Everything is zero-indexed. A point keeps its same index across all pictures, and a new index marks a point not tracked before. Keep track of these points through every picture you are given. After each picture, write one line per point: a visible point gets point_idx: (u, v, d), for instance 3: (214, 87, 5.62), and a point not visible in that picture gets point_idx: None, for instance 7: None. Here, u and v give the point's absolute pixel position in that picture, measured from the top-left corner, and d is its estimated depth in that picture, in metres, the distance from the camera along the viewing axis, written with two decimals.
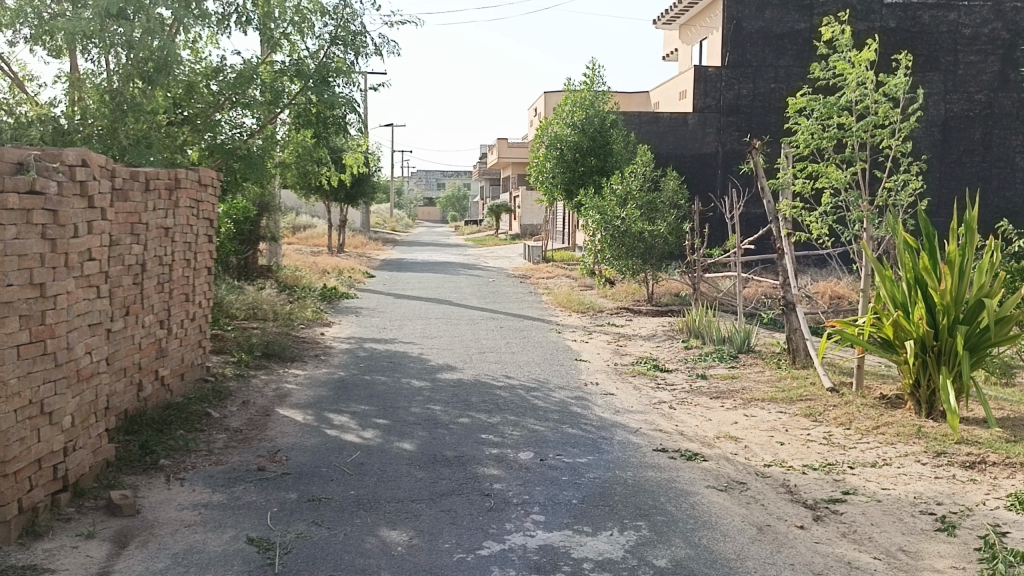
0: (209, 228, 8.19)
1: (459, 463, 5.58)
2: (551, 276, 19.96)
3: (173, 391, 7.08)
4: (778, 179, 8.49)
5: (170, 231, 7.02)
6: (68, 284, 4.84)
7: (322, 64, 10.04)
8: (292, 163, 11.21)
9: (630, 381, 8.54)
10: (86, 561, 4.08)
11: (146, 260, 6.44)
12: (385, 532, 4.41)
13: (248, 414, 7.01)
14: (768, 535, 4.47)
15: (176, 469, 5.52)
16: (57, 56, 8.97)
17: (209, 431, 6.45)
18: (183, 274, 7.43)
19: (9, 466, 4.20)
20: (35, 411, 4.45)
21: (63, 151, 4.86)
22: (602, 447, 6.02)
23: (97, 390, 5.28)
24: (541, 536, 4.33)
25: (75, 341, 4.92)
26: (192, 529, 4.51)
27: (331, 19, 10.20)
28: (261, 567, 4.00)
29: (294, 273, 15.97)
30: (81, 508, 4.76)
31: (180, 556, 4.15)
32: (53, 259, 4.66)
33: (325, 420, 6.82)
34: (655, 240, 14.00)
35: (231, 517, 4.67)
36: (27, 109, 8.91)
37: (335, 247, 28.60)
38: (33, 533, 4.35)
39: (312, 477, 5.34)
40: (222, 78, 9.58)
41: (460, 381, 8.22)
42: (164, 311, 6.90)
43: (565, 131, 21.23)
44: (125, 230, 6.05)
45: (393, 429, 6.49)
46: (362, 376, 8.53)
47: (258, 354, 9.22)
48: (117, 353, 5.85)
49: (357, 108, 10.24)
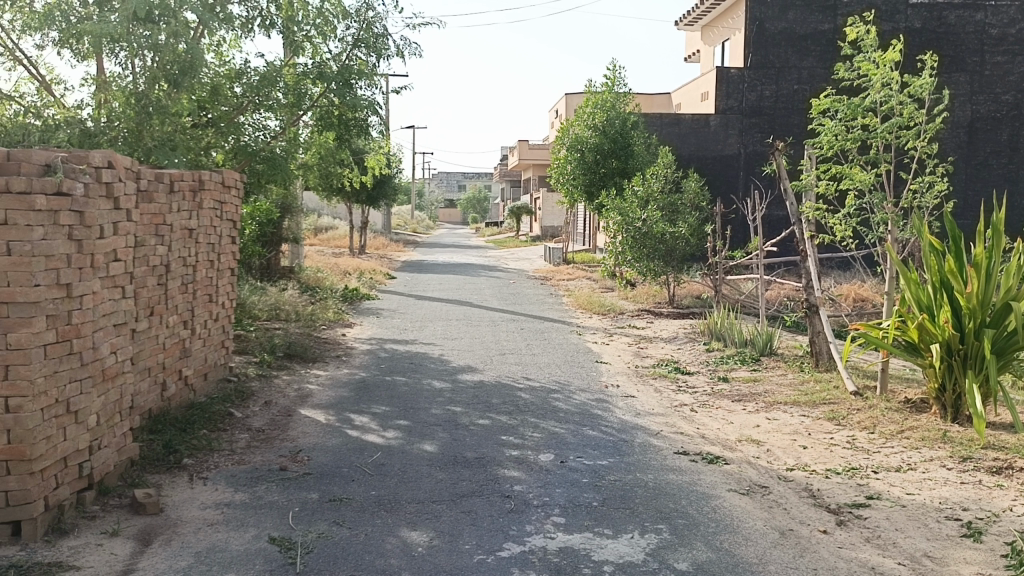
0: (233, 229, 8.26)
1: (479, 465, 5.58)
2: (572, 277, 19.93)
3: (197, 390, 7.14)
4: (801, 181, 8.42)
5: (194, 232, 7.09)
6: (94, 284, 4.89)
7: (345, 66, 10.11)
8: (314, 165, 11.29)
9: (650, 383, 8.50)
10: (111, 558, 4.12)
11: (170, 260, 6.50)
12: (406, 533, 4.42)
13: (270, 414, 7.05)
14: (790, 539, 4.43)
15: (199, 468, 5.56)
16: (84, 59, 9.09)
17: (232, 430, 6.49)
18: (207, 274, 7.50)
19: (36, 464, 4.26)
20: (61, 410, 4.51)
21: (89, 153, 4.90)
22: (623, 449, 6.00)
23: (122, 389, 5.33)
24: (562, 538, 4.33)
25: (100, 340, 4.98)
26: (215, 528, 4.54)
27: (353, 22, 10.28)
28: (282, 566, 4.02)
29: (315, 275, 16.06)
30: (106, 505, 4.81)
31: (203, 555, 4.18)
32: (79, 259, 4.71)
33: (346, 421, 6.85)
34: (677, 242, 13.94)
35: (253, 517, 4.70)
36: (55, 112, 9.03)
37: (357, 248, 28.74)
38: (58, 531, 4.41)
39: (333, 477, 5.37)
40: (246, 80, 9.65)
41: (481, 383, 8.22)
42: (188, 311, 6.97)
43: (585, 133, 21.07)
44: (150, 230, 6.11)
45: (413, 430, 6.51)
46: (383, 377, 8.56)
47: (280, 354, 9.28)
48: (141, 353, 5.91)
49: (379, 110, 10.31)
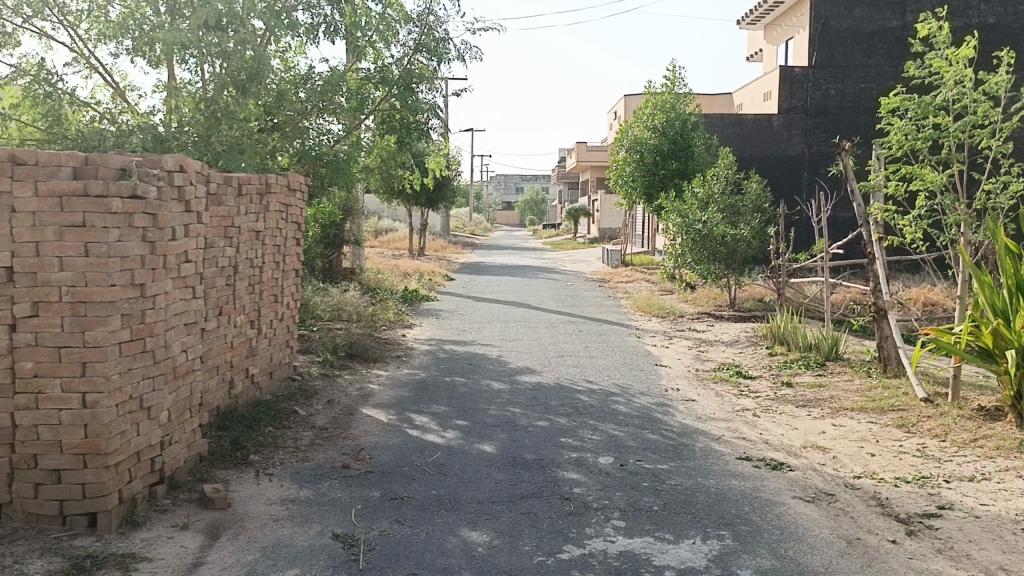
0: (298, 232, 8.43)
1: (539, 466, 5.58)
2: (630, 280, 19.80)
3: (263, 388, 7.32)
4: (869, 181, 8.22)
5: (260, 234, 7.26)
6: (166, 285, 5.05)
7: (406, 70, 10.23)
8: (376, 168, 11.44)
9: (711, 387, 8.39)
10: (181, 551, 4.25)
11: (238, 262, 6.67)
12: (466, 532, 4.45)
13: (333, 413, 7.17)
14: (857, 549, 4.32)
15: (264, 465, 5.70)
16: (156, 66, 9.39)
17: (296, 428, 6.63)
18: (273, 275, 7.68)
19: (110, 458, 4.41)
20: (134, 406, 4.67)
21: (162, 157, 5.05)
22: (684, 454, 5.94)
23: (192, 387, 5.49)
24: (622, 542, 4.30)
25: (171, 339, 5.13)
26: (280, 523, 4.64)
27: (415, 27, 10.39)
28: (345, 563, 4.08)
29: (376, 277, 16.28)
30: (176, 499, 4.96)
31: (269, 550, 4.27)
32: (152, 260, 4.86)
33: (406, 421, 6.92)
34: (738, 244, 13.73)
35: (317, 513, 4.79)
36: (129, 118, 9.35)
37: (416, 250, 29.06)
38: (131, 523, 4.56)
39: (394, 476, 5.43)
40: (310, 85, 9.83)
41: (539, 385, 8.23)
42: (254, 311, 7.14)
43: (645, 135, 20.90)
44: (219, 233, 6.28)
45: (473, 431, 6.55)
46: (443, 378, 8.63)
47: (342, 354, 9.43)
48: (210, 352, 6.07)
49: (440, 113, 10.41)
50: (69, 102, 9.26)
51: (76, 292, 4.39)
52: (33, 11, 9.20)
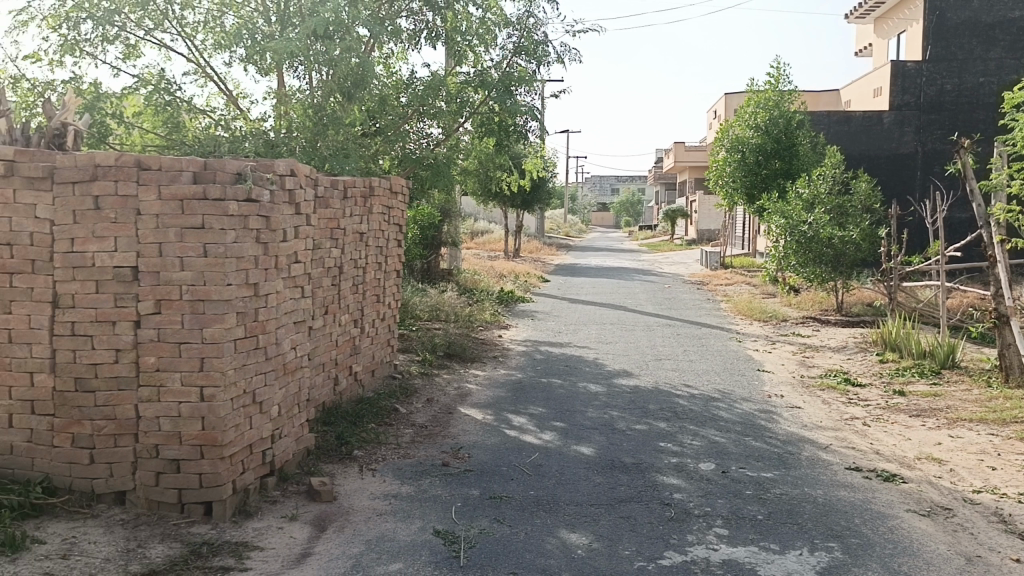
0: (399, 233, 8.62)
1: (638, 471, 5.53)
2: (730, 282, 19.37)
3: (365, 386, 7.51)
4: (990, 181, 7.78)
5: (364, 236, 7.45)
6: (277, 284, 5.25)
7: (505, 73, 10.31)
8: (475, 170, 11.57)
9: (817, 394, 8.12)
10: (290, 541, 4.41)
11: (343, 262, 6.87)
12: (565, 534, 4.45)
13: (432, 411, 7.30)
14: (977, 567, 4.11)
15: (368, 460, 5.85)
16: (266, 74, 9.78)
17: (397, 425, 6.78)
18: (375, 276, 7.87)
19: (226, 450, 4.62)
20: (248, 400, 4.87)
21: (274, 162, 5.25)
22: (789, 462, 5.77)
23: (300, 383, 5.69)
24: (725, 550, 4.22)
25: (282, 336, 5.33)
26: (383, 518, 4.76)
27: (514, 30, 10.45)
28: (446, 559, 4.15)
29: (473, 278, 16.47)
30: (285, 491, 5.15)
31: (373, 543, 4.38)
32: (265, 261, 5.06)
33: (504, 421, 6.98)
34: (846, 246, 13.24)
35: (419, 509, 4.89)
36: (241, 124, 9.76)
37: (513, 251, 29.28)
38: (244, 513, 4.76)
39: (493, 476, 5.48)
40: (412, 90, 10.05)
41: (638, 388, 8.14)
42: (358, 311, 7.34)
43: (747, 134, 20.40)
44: (326, 234, 6.48)
45: (570, 432, 6.54)
46: (540, 379, 8.65)
47: (441, 353, 9.58)
48: (317, 349, 6.28)
49: (538, 116, 10.43)
50: (187, 110, 9.75)
51: (195, 290, 4.61)
52: (155, 24, 9.72)
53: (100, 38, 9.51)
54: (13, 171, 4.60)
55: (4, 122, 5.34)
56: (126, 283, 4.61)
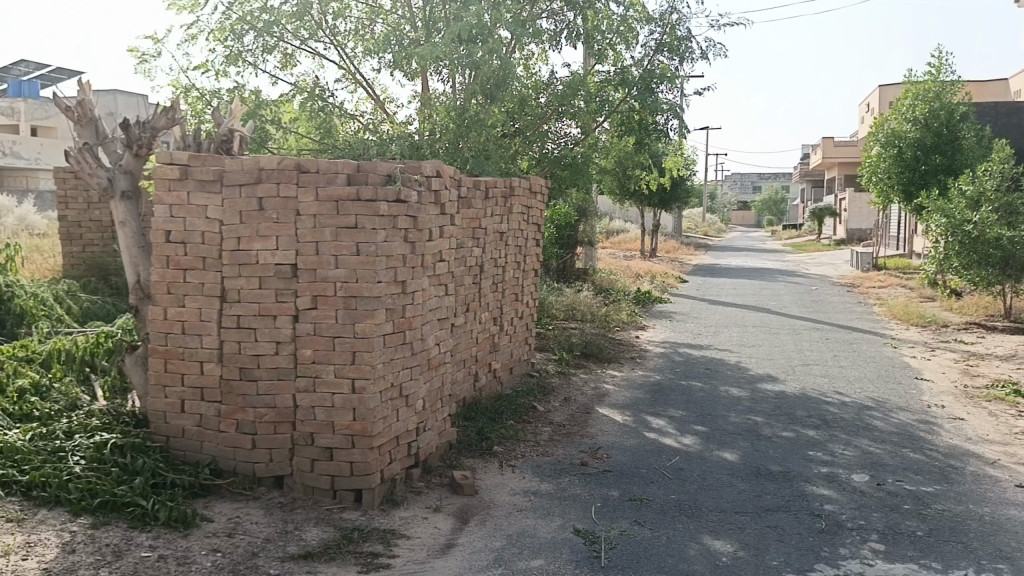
0: (538, 233, 8.70)
1: (784, 479, 5.35)
2: (883, 285, 18.38)
3: (504, 383, 7.63)
4: None
5: (504, 235, 7.57)
6: (423, 282, 5.42)
7: (647, 71, 10.22)
8: (614, 169, 11.53)
9: (983, 406, 7.58)
10: (435, 531, 4.54)
11: (484, 261, 7.00)
12: (709, 540, 4.37)
13: (570, 410, 7.32)
14: None
15: (507, 456, 5.94)
16: (412, 78, 10.11)
17: (536, 423, 6.85)
18: (514, 275, 7.98)
19: (374, 440, 4.81)
20: (395, 393, 5.06)
21: (421, 163, 5.42)
22: (951, 477, 5.42)
23: (443, 378, 5.85)
24: (881, 567, 4.01)
25: (427, 332, 5.50)
26: (524, 514, 4.82)
27: (657, 26, 10.32)
28: (587, 559, 4.16)
29: (610, 278, 16.41)
30: (429, 483, 5.31)
31: (514, 538, 4.45)
32: (412, 259, 5.23)
33: (643, 422, 6.91)
34: (1018, 248, 12.24)
35: (559, 507, 4.92)
36: (388, 127, 10.14)
37: (649, 251, 28.94)
38: (391, 501, 4.95)
39: (633, 477, 5.45)
40: (551, 90, 10.12)
41: (783, 394, 7.86)
42: (497, 309, 7.46)
43: (904, 128, 19.26)
44: (468, 234, 6.63)
45: (712, 437, 6.40)
46: (679, 381, 8.51)
47: (578, 353, 9.60)
48: (459, 346, 6.43)
49: (680, 114, 10.28)
50: (338, 115, 10.22)
51: (349, 287, 4.83)
52: (310, 34, 10.24)
53: (261, 48, 10.12)
54: (187, 175, 4.96)
55: (179, 129, 5.77)
56: (285, 280, 4.88)
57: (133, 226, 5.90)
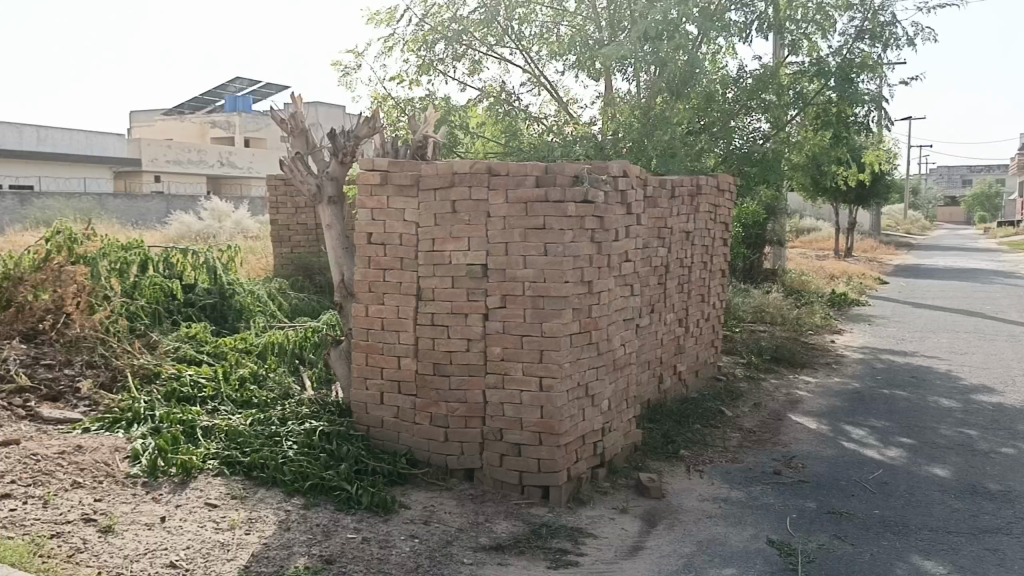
0: (726, 232, 8.45)
1: (1006, 500, 4.88)
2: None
3: (690, 386, 7.48)
4: None
5: (691, 235, 7.41)
6: (610, 282, 5.41)
7: (846, 61, 9.67)
8: (807, 165, 11.01)
9: None
10: (622, 533, 4.53)
11: (670, 261, 6.89)
12: (919, 561, 4.06)
13: (760, 417, 7.07)
14: None
15: (695, 461, 5.82)
16: (597, 79, 10.13)
17: (724, 428, 6.66)
18: (701, 276, 7.80)
19: (562, 438, 4.88)
20: (581, 392, 5.09)
21: (609, 163, 5.41)
22: None
23: (629, 379, 5.82)
24: None
25: (613, 333, 5.49)
26: (714, 521, 4.71)
27: (856, 12, 9.74)
28: (783, 571, 3.99)
29: (801, 279, 15.68)
30: (615, 484, 5.31)
31: (705, 545, 4.36)
32: (599, 259, 5.23)
33: (841, 432, 6.54)
34: None
35: (751, 516, 4.76)
36: (573, 129, 10.23)
37: (842, 251, 27.40)
38: (577, 500, 4.99)
39: (831, 489, 5.17)
40: (740, 85, 9.74)
41: (1003, 406, 7.18)
42: (683, 310, 7.33)
43: None
44: (654, 234, 6.55)
45: (919, 450, 5.96)
46: (880, 389, 7.99)
47: (767, 357, 9.24)
48: (644, 347, 6.38)
49: (883, 105, 9.64)
50: (524, 118, 10.43)
51: (537, 288, 4.92)
52: (497, 40, 10.50)
53: (451, 57, 10.50)
54: (387, 180, 5.24)
55: (380, 137, 6.08)
56: (476, 280, 5.04)
57: (338, 229, 6.29)
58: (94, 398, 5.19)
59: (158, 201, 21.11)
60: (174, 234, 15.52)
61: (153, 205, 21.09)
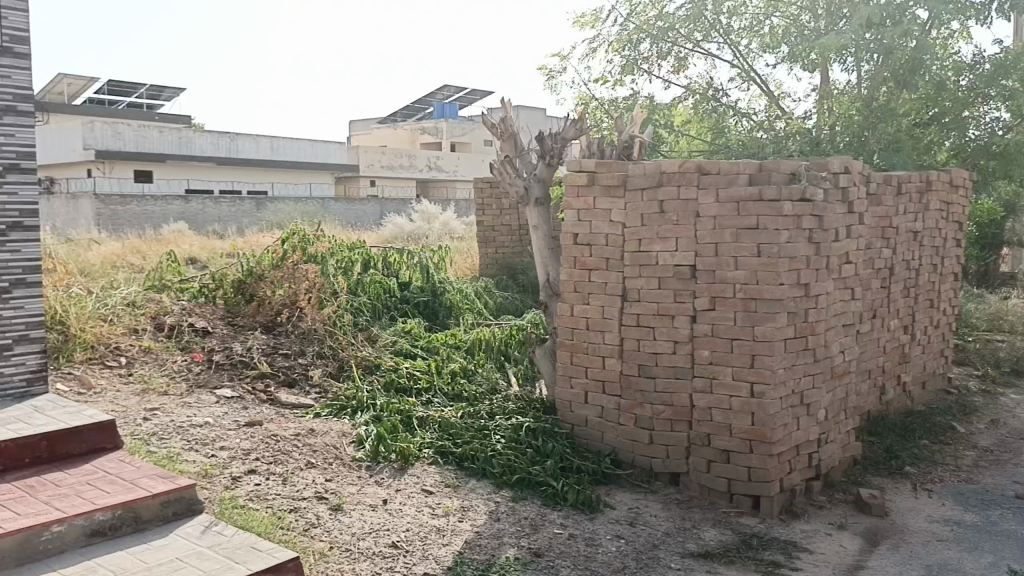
0: (959, 232, 7.75)
1: None
2: None
3: (915, 399, 6.92)
4: None
5: (919, 235, 6.85)
6: (828, 286, 5.12)
7: None
8: None
9: None
10: (841, 550, 4.28)
11: (894, 263, 6.41)
12: None
13: (999, 435, 6.41)
14: None
15: (922, 479, 5.39)
16: (812, 71, 9.65)
17: (956, 446, 6.12)
18: (930, 279, 7.19)
19: (774, 447, 4.69)
20: (796, 401, 4.87)
21: (829, 160, 5.10)
22: None
23: (848, 388, 5.48)
24: None
25: (831, 339, 5.19)
26: (945, 545, 4.33)
27: None
28: None
29: None
30: (832, 498, 5.03)
31: (935, 570, 4.02)
32: (817, 261, 4.96)
33: None
34: None
35: (990, 543, 4.34)
36: (784, 125, 9.80)
37: None
38: (790, 512, 4.78)
39: None
40: (975, 71, 8.72)
41: None
42: (909, 316, 6.79)
43: None
44: (877, 234, 6.11)
45: None
46: None
47: (1007, 370, 8.37)
48: (864, 354, 5.98)
49: None
50: (732, 115, 10.13)
51: (749, 289, 4.75)
52: (704, 36, 10.27)
53: (656, 55, 10.40)
54: (594, 181, 5.26)
55: (586, 138, 6.12)
56: (684, 281, 4.94)
57: (544, 230, 6.41)
58: (324, 387, 5.61)
59: (372, 204, 22.54)
60: (387, 235, 16.51)
61: (369, 208, 22.56)
